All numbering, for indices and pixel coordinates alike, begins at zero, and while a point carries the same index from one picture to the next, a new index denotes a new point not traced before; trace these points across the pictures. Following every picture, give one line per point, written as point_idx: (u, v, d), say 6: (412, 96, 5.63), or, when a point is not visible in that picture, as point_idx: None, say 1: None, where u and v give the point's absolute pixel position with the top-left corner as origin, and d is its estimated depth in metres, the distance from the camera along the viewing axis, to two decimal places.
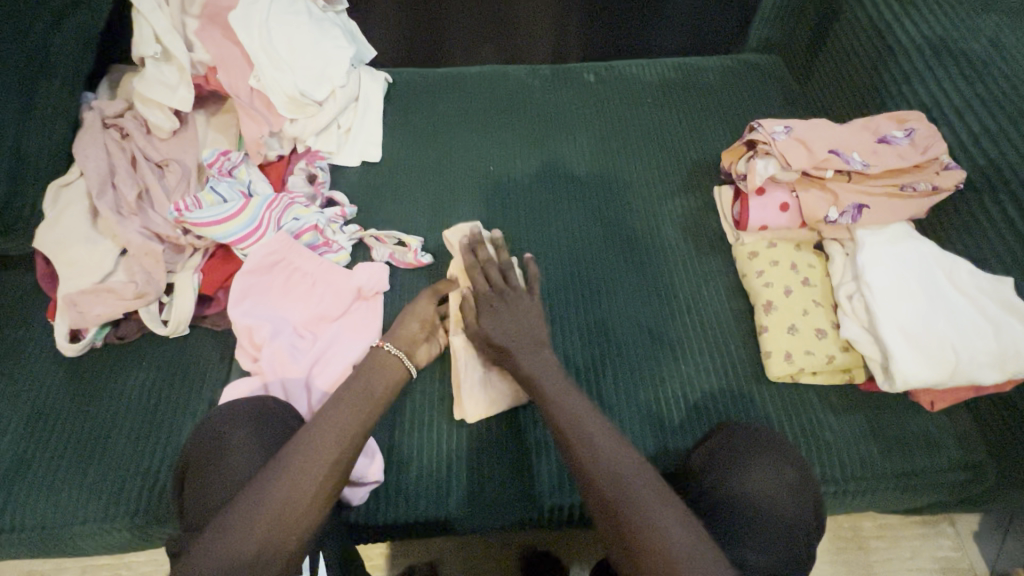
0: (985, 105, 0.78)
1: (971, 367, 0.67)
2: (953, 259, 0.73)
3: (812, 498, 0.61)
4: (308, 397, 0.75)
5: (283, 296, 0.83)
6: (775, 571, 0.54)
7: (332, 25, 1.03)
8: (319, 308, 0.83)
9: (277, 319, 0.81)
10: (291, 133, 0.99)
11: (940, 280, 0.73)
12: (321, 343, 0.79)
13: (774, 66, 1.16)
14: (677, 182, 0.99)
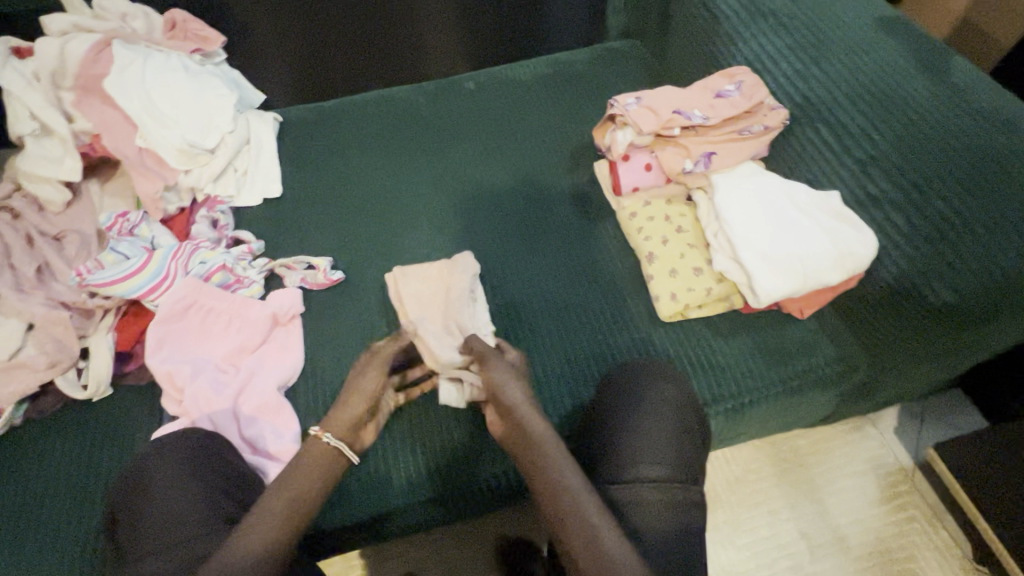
0: (792, 51, 0.90)
1: (818, 272, 0.77)
2: (791, 184, 0.84)
3: (694, 412, 0.69)
4: (238, 425, 0.77)
5: (202, 338, 0.86)
6: (674, 480, 0.62)
7: (211, 76, 1.07)
8: (240, 341, 0.85)
9: (197, 360, 0.83)
10: (187, 184, 1.01)
11: (785, 204, 0.83)
12: (244, 372, 0.82)
13: (633, 49, 1.27)
14: (561, 165, 1.07)
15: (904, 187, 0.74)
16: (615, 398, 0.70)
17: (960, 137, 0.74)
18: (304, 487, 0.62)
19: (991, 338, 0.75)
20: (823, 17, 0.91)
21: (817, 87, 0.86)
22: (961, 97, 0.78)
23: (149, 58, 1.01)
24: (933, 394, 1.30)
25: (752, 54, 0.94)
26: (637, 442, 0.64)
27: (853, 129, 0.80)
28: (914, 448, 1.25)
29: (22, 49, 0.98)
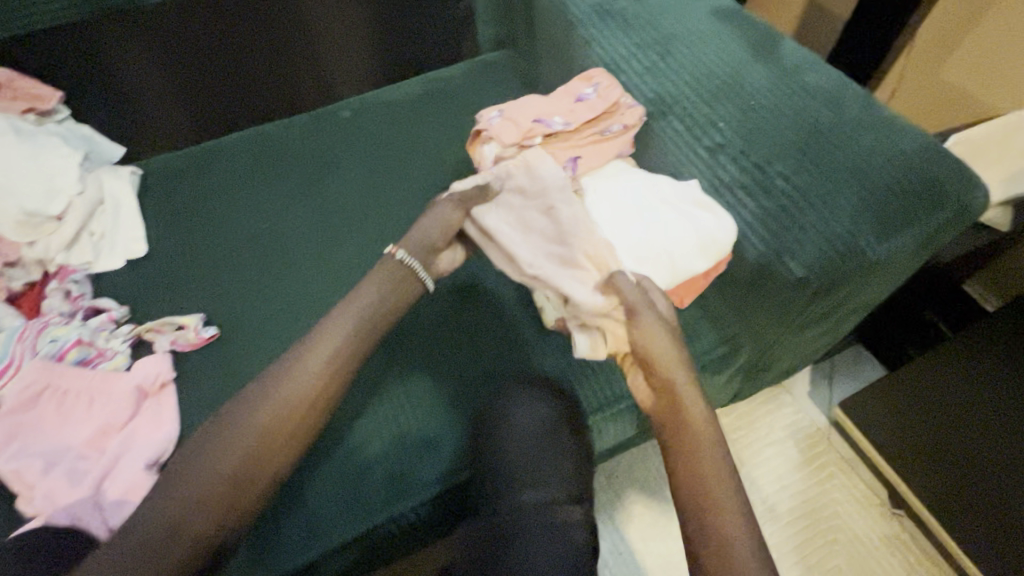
0: (640, 50, 0.92)
1: (686, 261, 0.77)
2: (655, 177, 0.84)
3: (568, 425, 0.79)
4: (101, 516, 0.71)
5: (56, 425, 0.77)
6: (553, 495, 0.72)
7: (49, 135, 0.98)
8: (100, 423, 0.78)
9: (53, 451, 0.75)
10: (34, 257, 0.92)
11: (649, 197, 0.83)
12: (108, 455, 0.74)
13: (508, 59, 1.27)
14: (443, 185, 1.06)
15: (749, 170, 0.77)
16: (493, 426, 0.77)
17: (790, 118, 0.79)
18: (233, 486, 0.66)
19: (851, 301, 0.79)
20: (665, 15, 0.94)
21: (665, 82, 0.88)
22: (790, 79, 0.82)
23: None
24: (838, 353, 1.36)
25: (605, 55, 0.96)
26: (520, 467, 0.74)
27: (699, 119, 0.83)
28: (827, 407, 1.30)
29: None
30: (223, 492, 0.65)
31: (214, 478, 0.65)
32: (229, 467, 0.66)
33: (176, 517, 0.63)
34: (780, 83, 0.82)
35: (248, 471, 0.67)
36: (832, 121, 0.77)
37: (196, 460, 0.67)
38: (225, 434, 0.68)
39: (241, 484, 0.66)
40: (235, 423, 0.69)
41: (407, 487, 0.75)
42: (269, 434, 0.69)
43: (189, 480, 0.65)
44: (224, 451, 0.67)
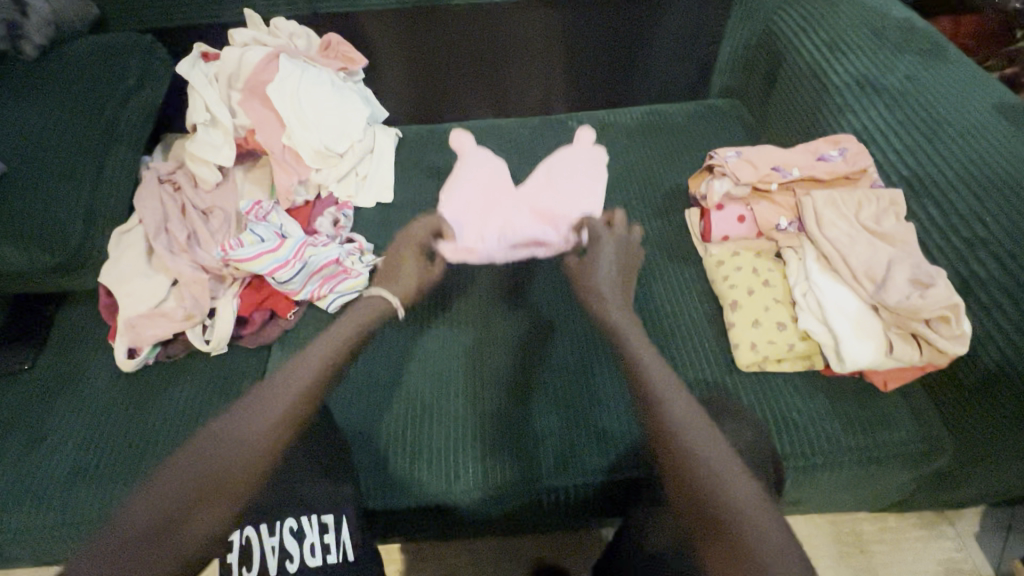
0: (904, 127, 0.92)
1: (897, 333, 0.77)
2: (899, 237, 0.82)
3: (770, 464, 0.74)
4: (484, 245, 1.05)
5: (518, 247, 1.04)
6: None
7: (352, 92, 1.22)
8: (562, 191, 1.08)
9: (499, 230, 1.04)
10: (317, 180, 1.16)
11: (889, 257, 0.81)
12: (508, 214, 1.05)
13: (736, 108, 1.31)
14: (653, 208, 1.12)
15: (1015, 273, 0.73)
16: None
17: None
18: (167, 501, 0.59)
19: None
20: (938, 101, 0.93)
21: (928, 163, 0.87)
22: None
23: (305, 71, 1.17)
24: None
25: (860, 126, 0.96)
26: None
27: (962, 208, 0.81)
28: (998, 560, 1.14)
29: (208, 54, 1.17)
30: (223, 496, 0.60)
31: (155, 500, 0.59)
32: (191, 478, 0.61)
33: (157, 505, 0.59)
34: None
35: (180, 511, 0.59)
36: None
37: (147, 502, 0.60)
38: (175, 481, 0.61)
39: (178, 515, 0.59)
40: (179, 491, 0.60)
41: (571, 468, 0.81)
42: (229, 458, 0.63)
43: (163, 511, 0.59)
44: (173, 516, 0.58)
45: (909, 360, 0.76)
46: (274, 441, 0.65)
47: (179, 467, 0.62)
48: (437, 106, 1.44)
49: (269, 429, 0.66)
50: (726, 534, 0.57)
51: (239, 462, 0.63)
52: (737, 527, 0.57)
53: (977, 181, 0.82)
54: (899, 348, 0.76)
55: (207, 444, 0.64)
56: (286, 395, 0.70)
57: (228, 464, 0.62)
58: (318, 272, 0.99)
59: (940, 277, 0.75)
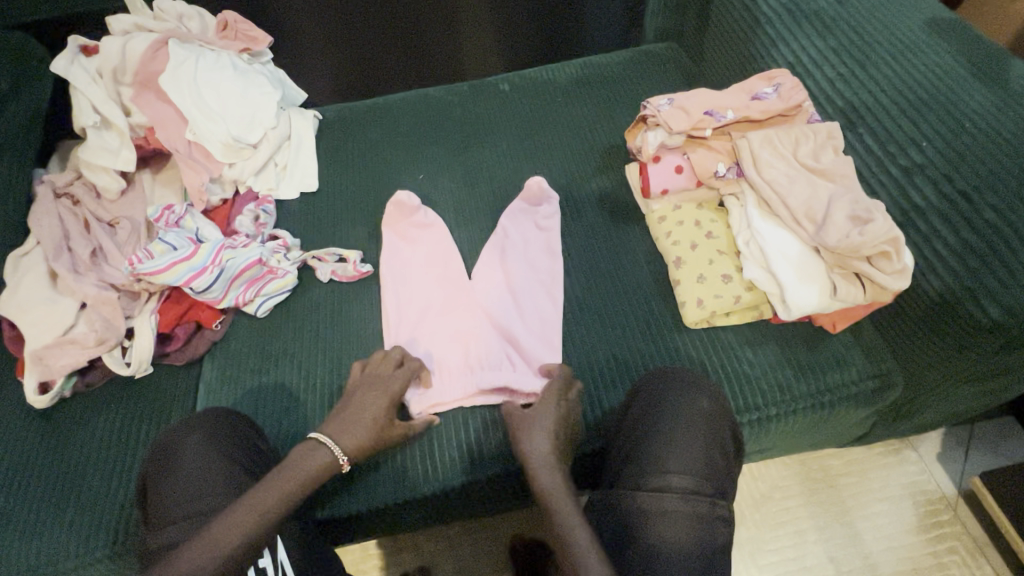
0: (836, 55, 0.88)
1: (840, 275, 0.74)
2: (838, 173, 0.79)
3: (724, 423, 0.72)
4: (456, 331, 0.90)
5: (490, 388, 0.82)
6: (695, 488, 0.65)
7: (258, 74, 1.12)
8: (521, 291, 0.92)
9: (462, 363, 0.85)
10: (231, 176, 1.07)
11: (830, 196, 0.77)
12: (484, 308, 0.91)
13: (672, 51, 1.24)
14: (593, 167, 1.07)
15: (951, 197, 0.71)
16: (647, 400, 0.73)
17: (1007, 143, 0.71)
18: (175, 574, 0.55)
19: None
20: (869, 23, 0.89)
21: (862, 90, 0.83)
22: (1012, 106, 0.75)
23: (201, 56, 1.07)
24: (983, 421, 1.21)
25: (793, 57, 0.92)
26: (667, 450, 0.67)
27: (897, 135, 0.78)
28: (958, 478, 1.17)
29: (88, 47, 1.05)
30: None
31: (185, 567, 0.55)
32: (213, 540, 0.57)
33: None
34: (1005, 106, 0.75)
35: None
36: None
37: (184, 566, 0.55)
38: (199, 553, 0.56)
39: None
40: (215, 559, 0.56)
41: None
42: (232, 545, 0.57)
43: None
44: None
45: (852, 303, 0.74)
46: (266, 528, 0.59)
47: (209, 545, 0.57)
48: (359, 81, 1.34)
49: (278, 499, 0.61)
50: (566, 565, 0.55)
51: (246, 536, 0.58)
52: None
53: (911, 105, 0.79)
54: (843, 290, 0.73)
55: (225, 525, 0.58)
56: (290, 471, 0.63)
57: (229, 535, 0.58)
58: (240, 276, 0.92)
59: (879, 210, 0.72)
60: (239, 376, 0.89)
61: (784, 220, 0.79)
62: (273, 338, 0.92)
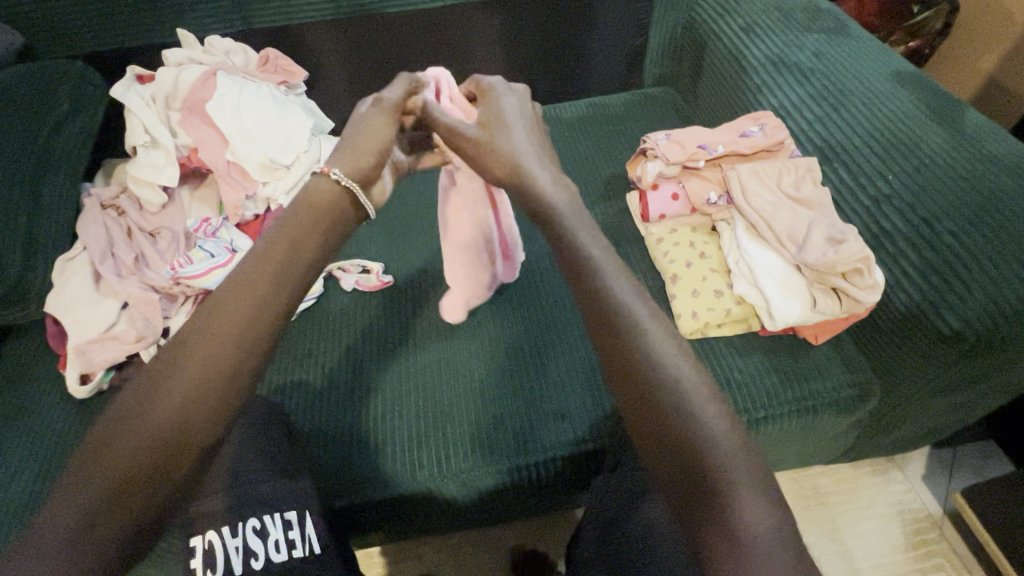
0: (814, 100, 1.00)
1: (821, 290, 0.82)
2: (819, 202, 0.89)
3: None
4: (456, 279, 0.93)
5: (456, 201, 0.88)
6: None
7: (294, 104, 1.24)
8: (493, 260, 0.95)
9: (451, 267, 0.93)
10: (264, 194, 1.16)
11: (811, 221, 0.86)
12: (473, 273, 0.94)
13: (669, 95, 1.37)
14: (597, 194, 1.17)
15: (915, 223, 0.80)
16: None
17: (962, 177, 0.82)
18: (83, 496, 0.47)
19: (1000, 372, 0.78)
20: (842, 74, 1.01)
21: (836, 131, 0.95)
22: (965, 146, 0.86)
23: (244, 87, 1.18)
24: (963, 442, 1.27)
25: (776, 101, 1.03)
26: None
27: (868, 169, 0.88)
28: (943, 497, 1.22)
29: (143, 75, 1.16)
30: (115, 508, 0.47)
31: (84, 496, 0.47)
32: (105, 450, 0.48)
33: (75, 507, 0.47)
34: (960, 147, 0.86)
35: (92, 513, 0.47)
36: (1004, 189, 0.79)
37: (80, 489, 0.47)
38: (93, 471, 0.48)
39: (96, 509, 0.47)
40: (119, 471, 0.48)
41: (532, 447, 0.84)
42: (124, 461, 0.48)
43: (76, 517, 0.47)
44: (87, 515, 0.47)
45: (834, 315, 0.81)
46: (168, 430, 0.50)
47: (105, 462, 0.48)
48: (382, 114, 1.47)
49: (180, 397, 0.51)
50: (699, 467, 0.45)
51: (150, 447, 0.49)
52: (732, 488, 0.44)
53: (879, 143, 0.90)
54: (823, 304, 0.81)
55: (121, 430, 0.49)
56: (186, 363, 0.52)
57: (120, 443, 0.49)
58: None
59: (852, 233, 0.82)
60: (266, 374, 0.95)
61: (770, 241, 0.88)
62: (298, 340, 0.99)
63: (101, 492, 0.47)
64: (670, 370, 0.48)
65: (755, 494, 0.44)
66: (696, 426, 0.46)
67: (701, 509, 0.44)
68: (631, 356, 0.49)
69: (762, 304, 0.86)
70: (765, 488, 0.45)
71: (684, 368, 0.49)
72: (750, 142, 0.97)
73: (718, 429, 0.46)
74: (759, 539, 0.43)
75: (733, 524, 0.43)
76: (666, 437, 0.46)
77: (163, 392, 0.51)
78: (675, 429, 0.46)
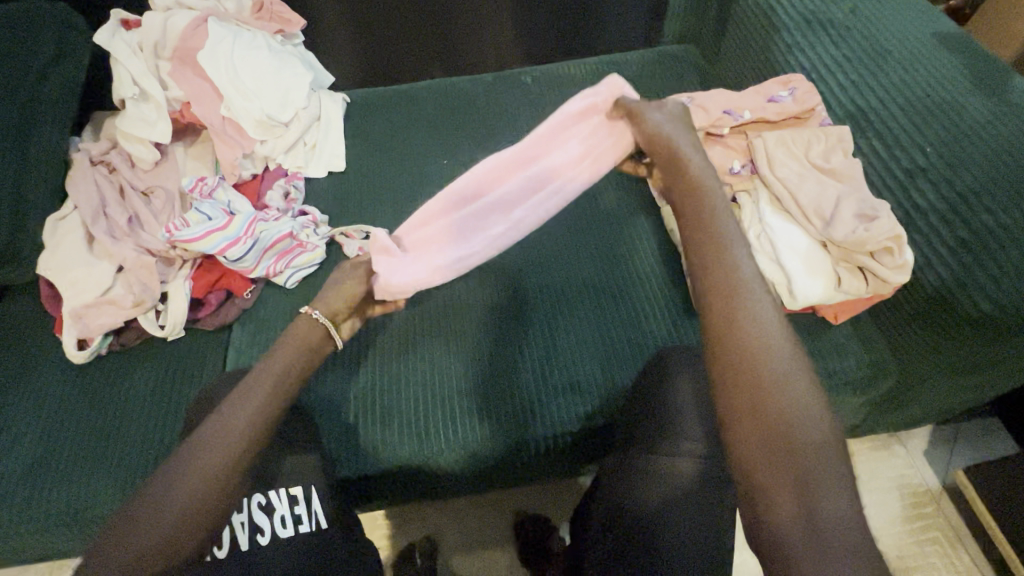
0: (849, 62, 0.93)
1: (844, 268, 0.79)
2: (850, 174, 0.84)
3: None
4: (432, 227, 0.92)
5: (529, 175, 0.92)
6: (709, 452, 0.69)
7: (291, 56, 1.16)
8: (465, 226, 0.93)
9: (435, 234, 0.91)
10: (262, 153, 1.10)
11: (838, 196, 0.82)
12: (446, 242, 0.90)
13: (689, 53, 1.29)
14: (611, 159, 1.11)
15: (951, 199, 0.76)
16: (662, 374, 0.78)
17: (1006, 151, 0.77)
18: (191, 482, 0.53)
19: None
20: (881, 34, 0.94)
21: (870, 97, 0.89)
22: (1010, 116, 0.80)
23: (238, 37, 1.11)
24: (967, 419, 1.27)
25: (808, 63, 0.96)
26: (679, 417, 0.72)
27: (904, 140, 0.83)
28: (942, 472, 1.23)
29: (129, 21, 1.08)
30: (221, 484, 0.54)
31: (193, 483, 0.53)
32: (211, 445, 0.56)
33: (181, 496, 0.53)
34: (1006, 117, 0.80)
35: (207, 496, 0.53)
36: None
37: (184, 480, 0.53)
38: (192, 464, 0.54)
39: (203, 491, 0.53)
40: (224, 458, 0.55)
41: (540, 421, 0.82)
42: (226, 451, 0.55)
43: (192, 500, 0.53)
44: (195, 500, 0.53)
45: (856, 295, 0.78)
46: (264, 418, 0.59)
47: (203, 455, 0.55)
48: (384, 68, 1.38)
49: (265, 395, 0.60)
50: (791, 465, 0.46)
51: (244, 437, 0.57)
52: (812, 467, 0.46)
53: (918, 112, 0.84)
54: (847, 284, 0.78)
55: (212, 435, 0.56)
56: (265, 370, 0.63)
57: (217, 439, 0.56)
58: (273, 247, 0.97)
59: (884, 209, 0.77)
60: (269, 341, 0.93)
61: (793, 214, 0.84)
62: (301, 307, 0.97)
63: (209, 480, 0.54)
64: (793, 382, 0.50)
65: (835, 486, 0.45)
66: (795, 433, 0.47)
67: (780, 498, 0.45)
68: (755, 348, 0.52)
69: (783, 281, 0.82)
70: (846, 482, 0.45)
71: (803, 386, 0.50)
72: (779, 107, 0.91)
73: (820, 438, 0.47)
74: (835, 521, 0.43)
75: (815, 499, 0.44)
76: (762, 416, 0.49)
77: (253, 400, 0.59)
78: (772, 423, 0.48)
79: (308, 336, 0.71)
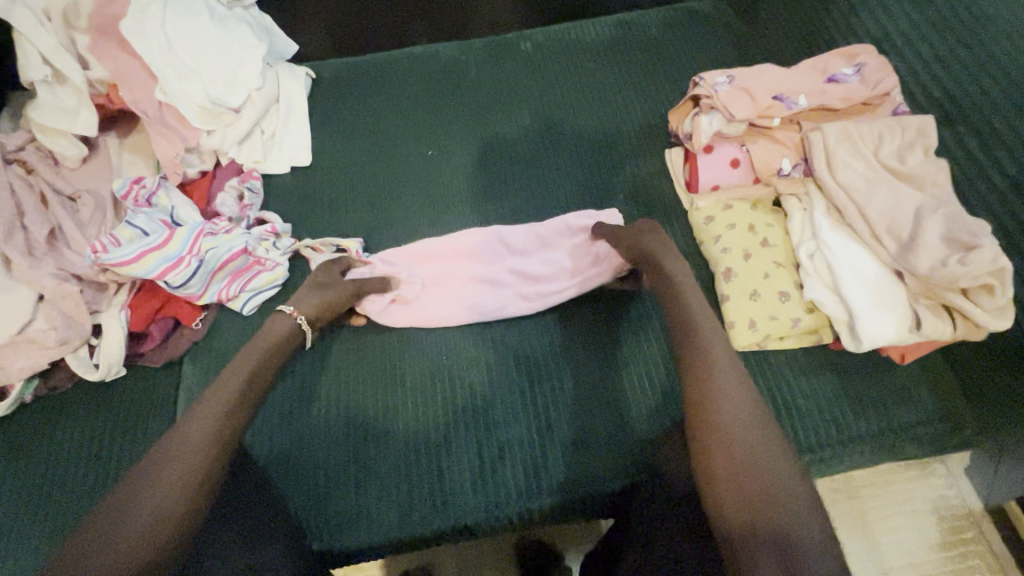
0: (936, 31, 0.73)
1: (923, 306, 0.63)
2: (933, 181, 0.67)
3: None
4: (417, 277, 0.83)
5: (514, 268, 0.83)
6: None
7: (239, 21, 0.95)
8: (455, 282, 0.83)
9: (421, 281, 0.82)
10: (210, 146, 0.92)
11: (919, 210, 0.65)
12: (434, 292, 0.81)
13: (722, 12, 1.08)
14: (628, 148, 0.93)
15: None
16: None
17: None
18: (165, 476, 0.50)
19: None
20: None
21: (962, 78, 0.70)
22: None
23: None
24: None
25: None
26: None
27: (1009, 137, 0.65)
28: None
29: None
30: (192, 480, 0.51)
31: (165, 474, 0.50)
32: (182, 439, 0.54)
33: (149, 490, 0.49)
34: None
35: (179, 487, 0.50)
36: None
37: (153, 472, 0.51)
38: (163, 459, 0.52)
39: (177, 482, 0.50)
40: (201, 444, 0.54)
41: (546, 485, 0.69)
42: (196, 446, 0.54)
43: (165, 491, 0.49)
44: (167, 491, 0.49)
45: (937, 338, 0.63)
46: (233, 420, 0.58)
47: (174, 452, 0.52)
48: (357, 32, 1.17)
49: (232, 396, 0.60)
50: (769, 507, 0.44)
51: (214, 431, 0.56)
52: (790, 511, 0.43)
53: None
54: (929, 326, 0.63)
55: (181, 434, 0.54)
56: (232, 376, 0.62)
57: (191, 433, 0.55)
58: (223, 268, 0.81)
59: (984, 233, 0.60)
60: None
61: (860, 233, 0.68)
62: None
63: (180, 470, 0.51)
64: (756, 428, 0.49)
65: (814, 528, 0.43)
66: (763, 474, 0.46)
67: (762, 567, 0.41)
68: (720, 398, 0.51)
69: (843, 319, 0.67)
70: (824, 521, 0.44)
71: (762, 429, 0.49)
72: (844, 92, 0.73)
73: (795, 492, 0.44)
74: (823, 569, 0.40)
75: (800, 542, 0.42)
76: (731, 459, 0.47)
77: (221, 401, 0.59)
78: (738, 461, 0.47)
79: (280, 334, 0.70)
